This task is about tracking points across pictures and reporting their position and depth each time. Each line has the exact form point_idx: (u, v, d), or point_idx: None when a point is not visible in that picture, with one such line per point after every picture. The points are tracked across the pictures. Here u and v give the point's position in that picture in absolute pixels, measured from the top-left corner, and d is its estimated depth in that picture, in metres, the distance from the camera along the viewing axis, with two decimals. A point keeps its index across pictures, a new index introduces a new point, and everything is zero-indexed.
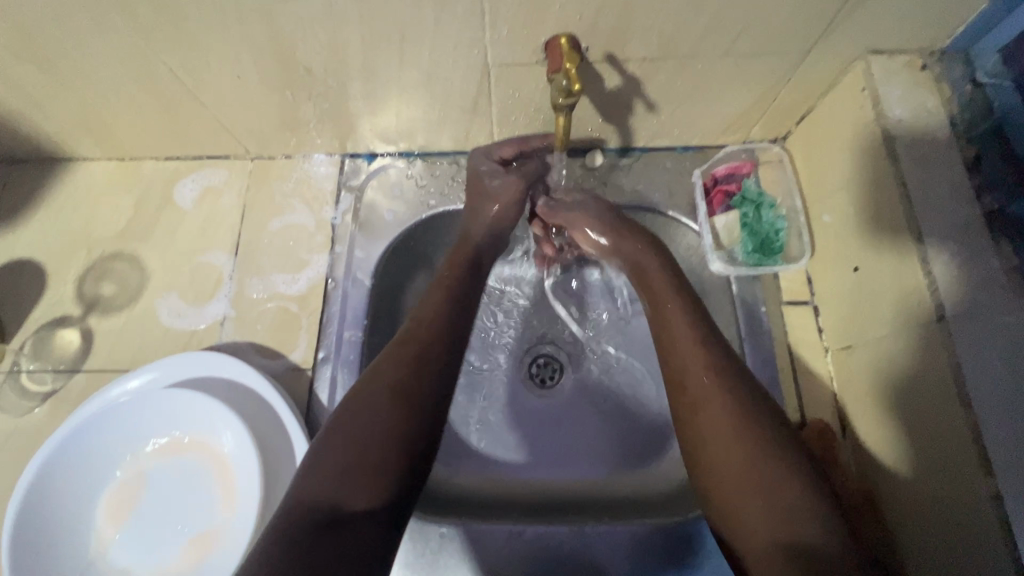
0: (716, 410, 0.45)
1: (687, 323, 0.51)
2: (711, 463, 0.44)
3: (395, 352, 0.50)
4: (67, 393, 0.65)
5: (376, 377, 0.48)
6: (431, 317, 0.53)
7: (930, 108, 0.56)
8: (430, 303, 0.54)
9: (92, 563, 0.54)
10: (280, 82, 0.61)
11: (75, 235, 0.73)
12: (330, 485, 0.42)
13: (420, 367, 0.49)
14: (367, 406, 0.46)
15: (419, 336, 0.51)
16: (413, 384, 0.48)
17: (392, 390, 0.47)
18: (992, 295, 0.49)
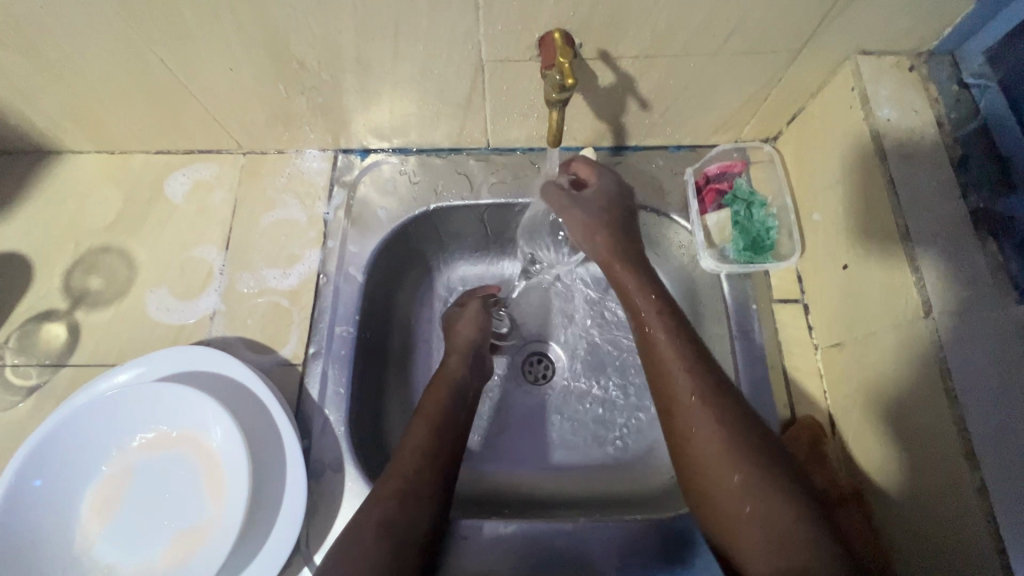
0: (703, 441, 0.48)
1: (671, 344, 0.53)
2: (710, 489, 0.46)
3: (379, 490, 0.52)
4: (53, 386, 0.64)
5: (367, 515, 0.50)
6: (415, 452, 0.55)
7: (918, 107, 0.56)
8: (413, 436, 0.56)
9: (76, 560, 0.53)
10: (273, 76, 0.61)
11: (63, 228, 0.72)
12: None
13: (402, 501, 0.51)
14: (356, 550, 0.47)
15: (402, 471, 0.53)
16: (400, 521, 0.50)
17: (380, 528, 0.49)
18: (977, 291, 0.49)
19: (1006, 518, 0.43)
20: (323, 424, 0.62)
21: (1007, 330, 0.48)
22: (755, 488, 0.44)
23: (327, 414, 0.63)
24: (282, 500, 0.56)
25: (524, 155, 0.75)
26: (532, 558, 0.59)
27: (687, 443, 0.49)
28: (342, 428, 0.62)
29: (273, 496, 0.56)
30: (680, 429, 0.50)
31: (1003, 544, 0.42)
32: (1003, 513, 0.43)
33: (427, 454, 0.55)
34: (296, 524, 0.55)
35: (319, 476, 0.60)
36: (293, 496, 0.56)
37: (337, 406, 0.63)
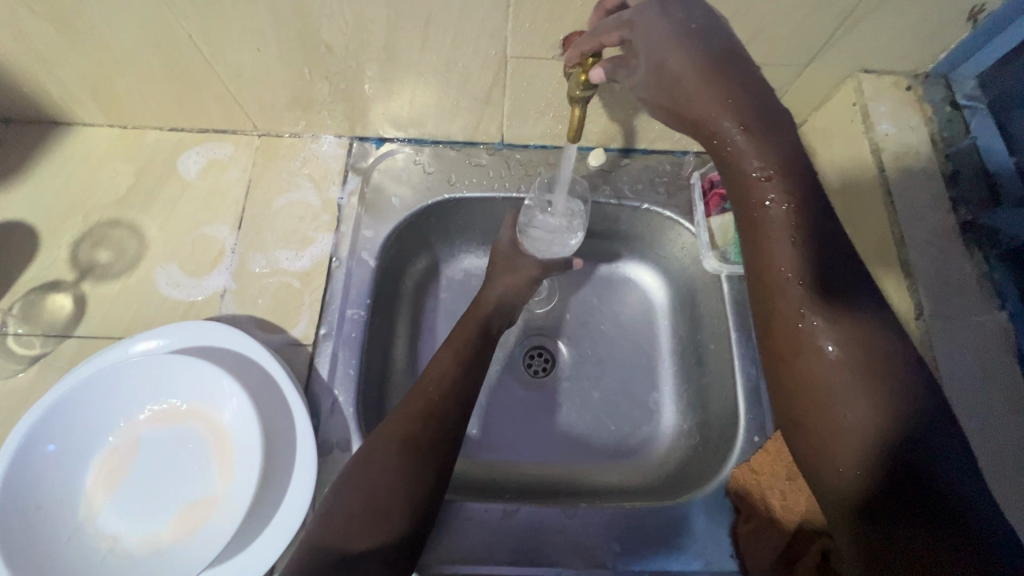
0: (822, 358, 0.43)
1: (790, 240, 0.45)
2: (818, 416, 0.43)
3: (405, 410, 0.57)
4: (57, 357, 0.64)
5: (392, 430, 0.56)
6: (439, 380, 0.60)
7: (914, 125, 0.60)
8: (440, 365, 0.62)
9: (80, 528, 0.52)
10: (299, 59, 0.62)
11: (72, 200, 0.71)
12: (342, 527, 0.50)
13: (425, 422, 0.56)
14: (375, 460, 0.54)
15: (429, 394, 0.59)
16: (422, 438, 0.55)
17: (403, 442, 0.55)
18: (962, 298, 0.53)
19: None
20: (331, 405, 0.63)
21: (989, 333, 0.52)
22: (881, 414, 0.40)
23: (336, 395, 0.63)
24: (290, 479, 0.56)
25: (536, 152, 0.77)
26: (531, 543, 0.60)
27: (793, 354, 0.45)
28: (350, 409, 0.63)
29: (282, 475, 0.56)
30: (796, 337, 0.45)
31: None
32: None
33: (450, 381, 0.60)
34: (303, 502, 0.56)
35: (326, 456, 0.61)
36: (302, 475, 0.57)
37: (345, 387, 0.64)
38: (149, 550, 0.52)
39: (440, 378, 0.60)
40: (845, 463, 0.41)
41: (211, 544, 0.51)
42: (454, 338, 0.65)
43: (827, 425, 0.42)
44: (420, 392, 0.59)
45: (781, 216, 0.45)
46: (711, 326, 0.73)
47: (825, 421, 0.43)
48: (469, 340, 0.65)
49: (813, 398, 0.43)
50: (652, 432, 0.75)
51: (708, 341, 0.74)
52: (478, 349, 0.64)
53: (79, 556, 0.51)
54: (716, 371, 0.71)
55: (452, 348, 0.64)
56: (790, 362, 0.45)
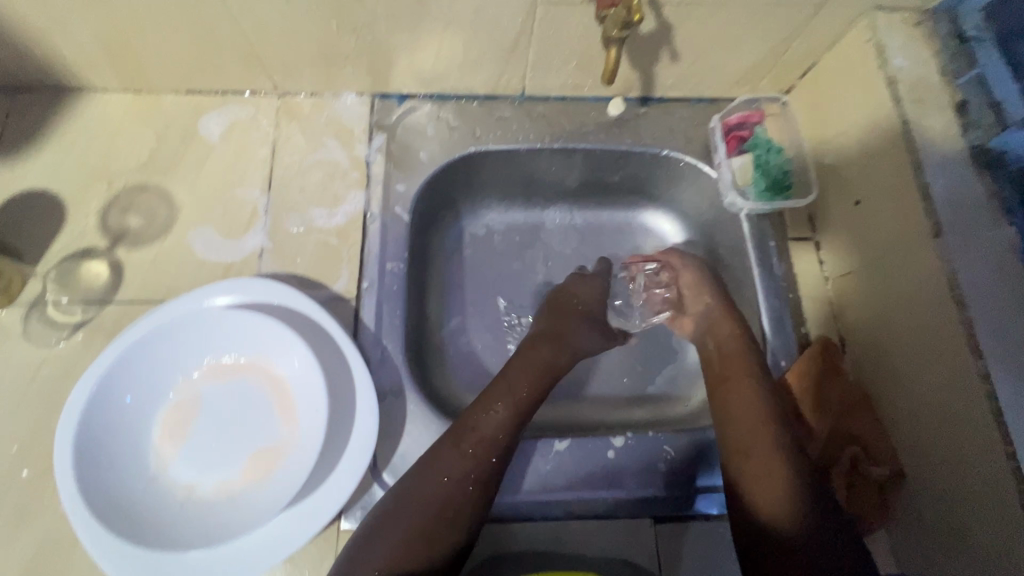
0: (749, 391, 0.60)
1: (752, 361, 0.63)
2: (758, 469, 0.54)
3: (445, 462, 0.55)
4: (100, 322, 0.64)
5: (426, 490, 0.54)
6: (490, 440, 0.57)
7: (925, 58, 0.63)
8: (486, 412, 0.59)
9: (154, 479, 0.54)
10: (328, 10, 0.61)
11: (93, 166, 0.70)
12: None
13: (463, 483, 0.54)
14: (400, 519, 0.52)
15: (474, 449, 0.56)
16: (455, 499, 0.54)
17: (439, 504, 0.53)
18: (974, 215, 0.57)
19: (1004, 394, 0.51)
20: (381, 353, 0.65)
21: (1000, 247, 0.56)
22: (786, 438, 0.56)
23: (384, 343, 0.65)
24: (352, 423, 0.58)
25: (557, 104, 0.79)
26: (581, 469, 0.63)
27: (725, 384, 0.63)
28: (400, 357, 0.65)
29: (344, 419, 0.58)
30: (730, 386, 0.62)
31: (1001, 416, 0.50)
32: (1000, 391, 0.51)
33: (501, 438, 0.58)
34: (368, 444, 0.58)
35: (380, 402, 0.63)
36: (363, 419, 0.58)
37: (393, 336, 0.66)
38: (225, 495, 0.54)
39: (481, 435, 0.57)
40: (769, 480, 0.53)
41: (288, 485, 0.53)
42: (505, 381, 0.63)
43: (759, 452, 0.55)
44: (455, 447, 0.56)
45: (737, 347, 0.65)
46: (733, 264, 0.76)
47: (761, 449, 0.56)
48: (515, 393, 0.61)
49: (744, 416, 0.59)
50: (677, 369, 0.79)
51: (730, 280, 0.77)
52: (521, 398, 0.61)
53: (158, 504, 0.53)
54: (740, 307, 0.75)
55: (495, 396, 0.61)
56: (746, 435, 0.57)
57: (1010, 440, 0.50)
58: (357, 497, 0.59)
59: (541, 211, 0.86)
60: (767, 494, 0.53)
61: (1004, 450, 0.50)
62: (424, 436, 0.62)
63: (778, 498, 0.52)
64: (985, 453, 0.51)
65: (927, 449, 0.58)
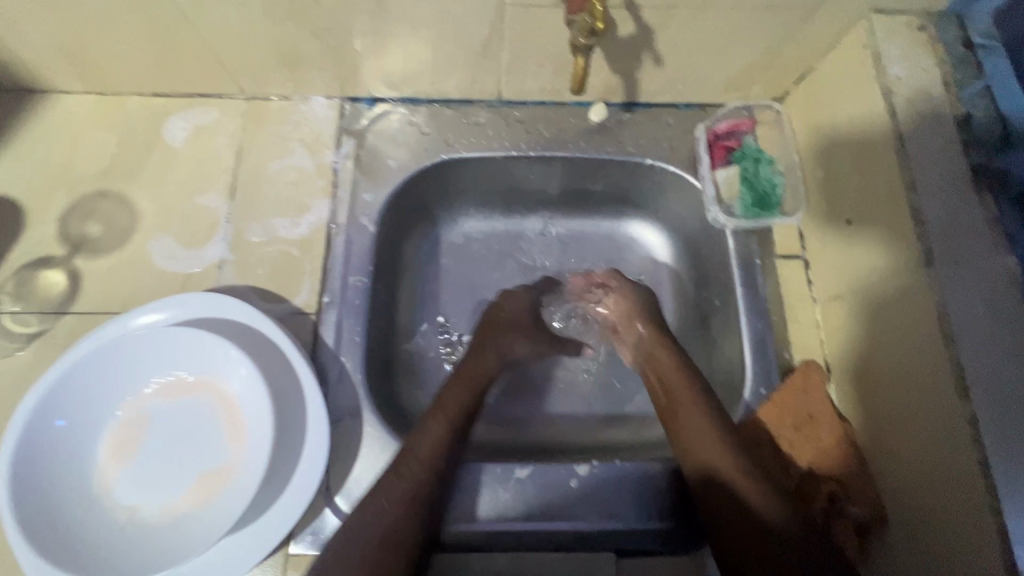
0: (693, 409, 0.61)
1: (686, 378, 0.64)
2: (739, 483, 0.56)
3: (387, 492, 0.55)
4: (56, 334, 0.62)
5: (371, 526, 0.53)
6: (436, 451, 0.57)
7: (926, 67, 0.58)
8: (426, 430, 0.59)
9: (97, 501, 0.53)
10: (285, 12, 0.58)
11: (54, 172, 0.68)
12: None
13: (410, 506, 0.54)
14: (345, 552, 0.51)
15: (423, 456, 0.57)
16: (399, 531, 0.53)
17: (380, 536, 0.52)
18: (971, 242, 0.52)
19: (992, 442, 0.47)
20: (339, 371, 0.63)
21: (998, 279, 0.51)
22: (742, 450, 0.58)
23: (343, 361, 0.63)
24: (302, 447, 0.56)
25: (535, 109, 0.75)
26: (544, 498, 0.61)
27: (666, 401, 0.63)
28: (358, 375, 0.63)
29: (294, 442, 0.56)
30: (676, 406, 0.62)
31: (988, 466, 0.46)
32: (988, 438, 0.47)
33: (439, 458, 0.57)
34: (318, 469, 0.56)
35: (337, 422, 0.61)
36: (314, 443, 0.57)
37: (352, 354, 0.63)
38: (167, 519, 0.53)
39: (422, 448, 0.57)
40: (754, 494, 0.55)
41: (228, 512, 0.51)
42: (445, 402, 0.62)
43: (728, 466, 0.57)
44: (397, 475, 0.56)
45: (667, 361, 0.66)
46: (717, 281, 0.72)
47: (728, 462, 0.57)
48: (450, 410, 0.61)
49: (687, 432, 0.60)
50: None
51: (713, 298, 0.73)
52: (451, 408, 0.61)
53: (98, 527, 0.52)
54: (721, 328, 0.71)
55: (433, 420, 0.60)
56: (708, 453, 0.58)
57: (996, 492, 0.46)
58: (307, 521, 0.58)
59: (522, 219, 0.82)
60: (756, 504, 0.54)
61: (989, 505, 0.46)
62: (379, 459, 0.60)
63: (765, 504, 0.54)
64: (971, 506, 0.47)
65: (910, 494, 0.54)
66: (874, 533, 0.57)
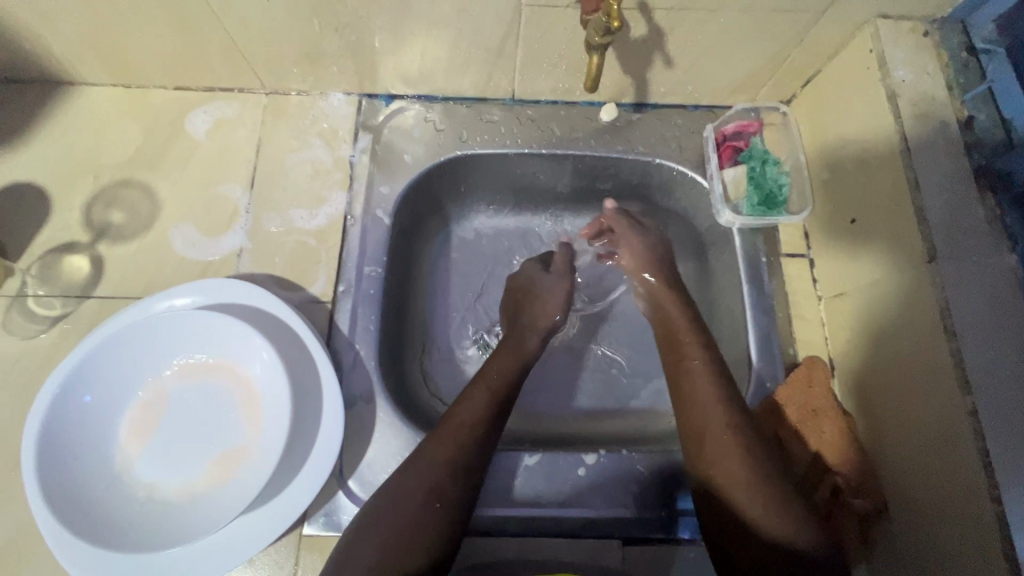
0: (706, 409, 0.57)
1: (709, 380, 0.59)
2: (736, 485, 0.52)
3: (429, 456, 0.54)
4: (78, 317, 0.64)
5: (416, 475, 0.52)
6: (475, 421, 0.57)
7: (930, 70, 0.60)
8: (471, 405, 0.58)
9: (118, 478, 0.54)
10: (309, 9, 0.60)
11: (80, 161, 0.70)
12: (388, 545, 0.48)
13: (451, 473, 0.53)
14: (403, 498, 0.51)
15: (461, 421, 0.56)
16: (449, 494, 0.52)
17: (425, 493, 0.51)
18: (973, 240, 0.54)
19: (992, 433, 0.48)
20: (353, 358, 0.64)
21: (999, 275, 0.53)
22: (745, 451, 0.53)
23: (357, 348, 0.64)
24: (318, 429, 0.58)
25: (548, 108, 0.77)
26: (552, 486, 0.62)
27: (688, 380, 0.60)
28: (372, 363, 0.64)
29: (310, 424, 0.57)
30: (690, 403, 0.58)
31: (988, 457, 0.47)
32: (989, 429, 0.48)
33: (481, 428, 0.56)
34: (331, 452, 0.57)
35: (351, 408, 0.63)
36: (329, 425, 0.58)
37: (366, 342, 0.65)
38: (185, 497, 0.54)
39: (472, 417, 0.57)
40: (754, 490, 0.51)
41: (246, 490, 0.53)
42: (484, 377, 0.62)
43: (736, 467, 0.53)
44: (442, 441, 0.55)
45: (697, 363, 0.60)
46: (723, 278, 0.74)
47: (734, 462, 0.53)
48: (490, 376, 0.62)
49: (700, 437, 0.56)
50: (663, 383, 0.76)
51: (719, 294, 0.74)
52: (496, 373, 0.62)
53: (119, 503, 0.53)
54: (726, 324, 0.72)
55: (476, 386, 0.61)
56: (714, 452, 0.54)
57: (996, 483, 0.47)
58: (321, 503, 0.60)
59: (532, 216, 0.84)
60: (755, 512, 0.50)
61: (989, 493, 0.47)
62: (391, 444, 0.61)
63: (766, 511, 0.50)
64: (972, 496, 0.48)
65: (912, 484, 0.55)
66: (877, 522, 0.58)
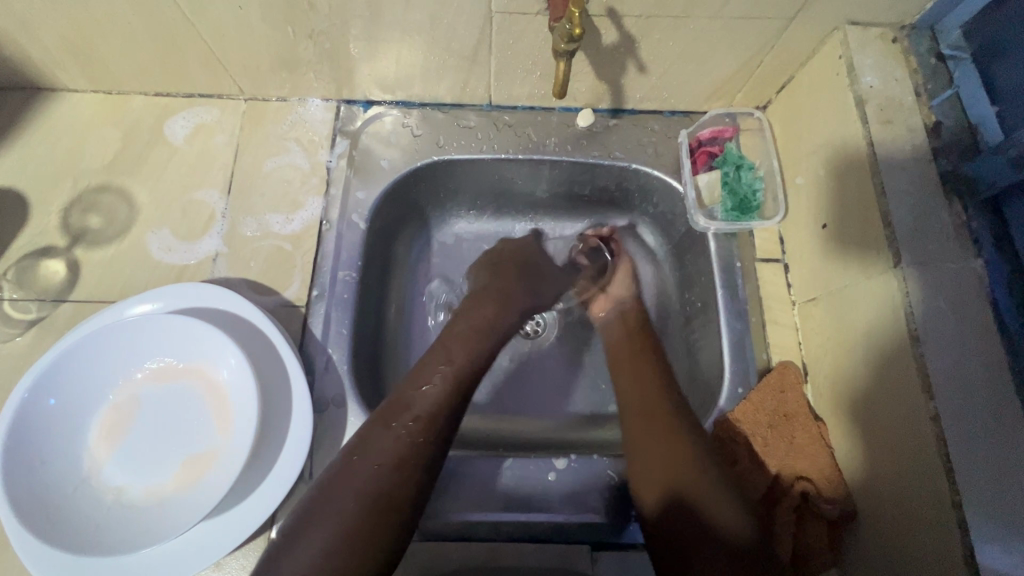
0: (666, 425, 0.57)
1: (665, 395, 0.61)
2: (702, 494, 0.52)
3: (374, 449, 0.51)
4: (53, 321, 0.65)
5: (360, 473, 0.49)
6: (430, 413, 0.54)
7: (898, 76, 0.60)
8: (422, 401, 0.54)
9: (85, 481, 0.54)
10: (283, 17, 0.61)
11: (59, 166, 0.71)
12: (330, 547, 0.45)
13: (399, 470, 0.50)
14: (342, 496, 0.48)
15: (412, 414, 0.53)
16: (397, 494, 0.49)
17: (369, 491, 0.48)
18: (939, 246, 0.54)
19: (954, 439, 0.48)
20: (326, 362, 0.64)
21: (964, 280, 0.53)
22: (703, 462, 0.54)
23: (330, 353, 0.65)
24: (288, 433, 0.58)
25: (525, 113, 0.77)
26: (522, 491, 0.62)
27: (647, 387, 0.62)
28: (345, 367, 0.64)
29: (279, 428, 0.58)
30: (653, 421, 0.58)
31: (950, 463, 0.47)
32: (951, 435, 0.48)
33: (434, 419, 0.53)
34: (299, 457, 0.57)
35: (322, 412, 0.63)
36: (299, 429, 0.58)
37: (339, 346, 0.65)
38: (152, 501, 0.54)
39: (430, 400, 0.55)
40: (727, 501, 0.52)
41: (211, 494, 0.53)
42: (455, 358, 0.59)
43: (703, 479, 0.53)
44: (386, 428, 0.52)
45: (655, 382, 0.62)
46: (699, 283, 0.74)
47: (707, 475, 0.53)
48: (456, 358, 0.59)
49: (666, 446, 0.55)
50: None
51: (695, 299, 0.74)
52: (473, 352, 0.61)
53: (86, 506, 0.53)
54: (702, 329, 0.72)
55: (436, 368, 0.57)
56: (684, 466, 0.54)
57: (958, 489, 0.47)
58: (290, 507, 0.60)
59: (512, 221, 0.84)
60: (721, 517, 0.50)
61: (951, 499, 0.47)
62: None
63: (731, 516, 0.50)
64: (935, 502, 0.48)
65: (880, 491, 0.54)
66: (846, 530, 0.58)
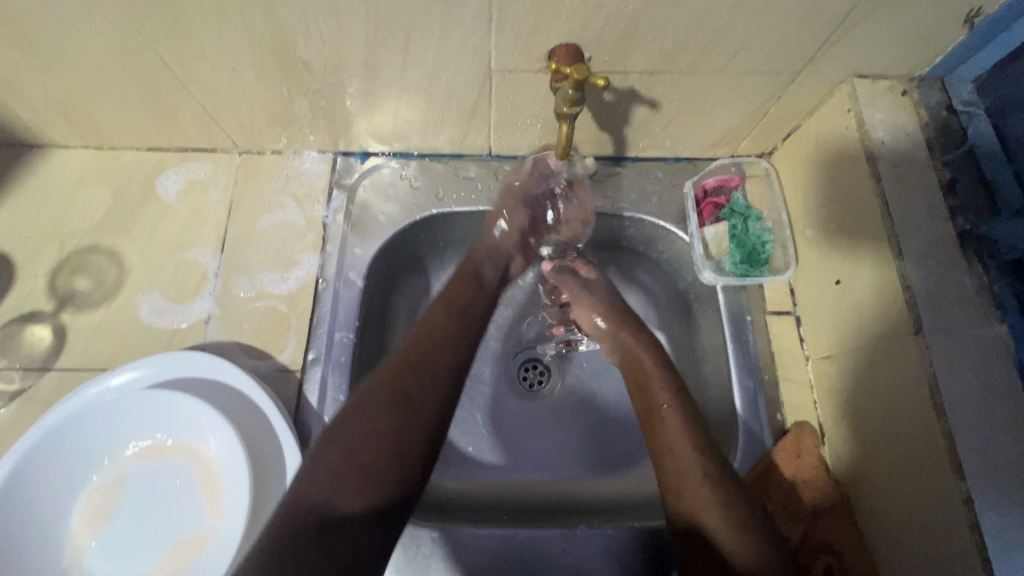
0: None
1: None
2: None
3: (396, 362, 0.54)
4: (37, 393, 0.62)
5: (383, 383, 0.52)
6: (442, 332, 0.57)
7: (910, 131, 0.59)
8: (436, 320, 0.58)
9: (68, 570, 0.52)
10: (277, 77, 0.59)
11: (47, 226, 0.69)
12: (357, 452, 0.48)
13: (418, 380, 0.53)
14: (367, 409, 0.50)
15: (423, 343, 0.56)
16: (421, 401, 0.52)
17: (394, 399, 0.51)
18: (960, 311, 0.52)
19: (987, 525, 0.46)
20: (322, 432, 0.61)
21: (990, 348, 0.51)
22: None
23: (326, 422, 0.62)
24: None
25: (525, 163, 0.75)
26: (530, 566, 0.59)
27: None
28: None
29: None
30: None
31: (985, 550, 0.45)
32: (984, 520, 0.46)
33: (450, 337, 0.57)
34: None
35: None
36: None
37: (335, 414, 0.62)
38: None
39: (435, 332, 0.57)
40: None
41: None
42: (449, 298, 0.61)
43: None
44: (413, 347, 0.55)
45: None
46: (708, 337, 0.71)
47: None
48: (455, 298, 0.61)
49: None
50: None
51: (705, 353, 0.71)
52: (461, 304, 0.61)
53: None
54: (713, 386, 0.69)
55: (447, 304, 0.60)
56: None
57: None
58: None
59: None
60: None
61: None
62: None
63: None
64: None
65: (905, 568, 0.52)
66: None
